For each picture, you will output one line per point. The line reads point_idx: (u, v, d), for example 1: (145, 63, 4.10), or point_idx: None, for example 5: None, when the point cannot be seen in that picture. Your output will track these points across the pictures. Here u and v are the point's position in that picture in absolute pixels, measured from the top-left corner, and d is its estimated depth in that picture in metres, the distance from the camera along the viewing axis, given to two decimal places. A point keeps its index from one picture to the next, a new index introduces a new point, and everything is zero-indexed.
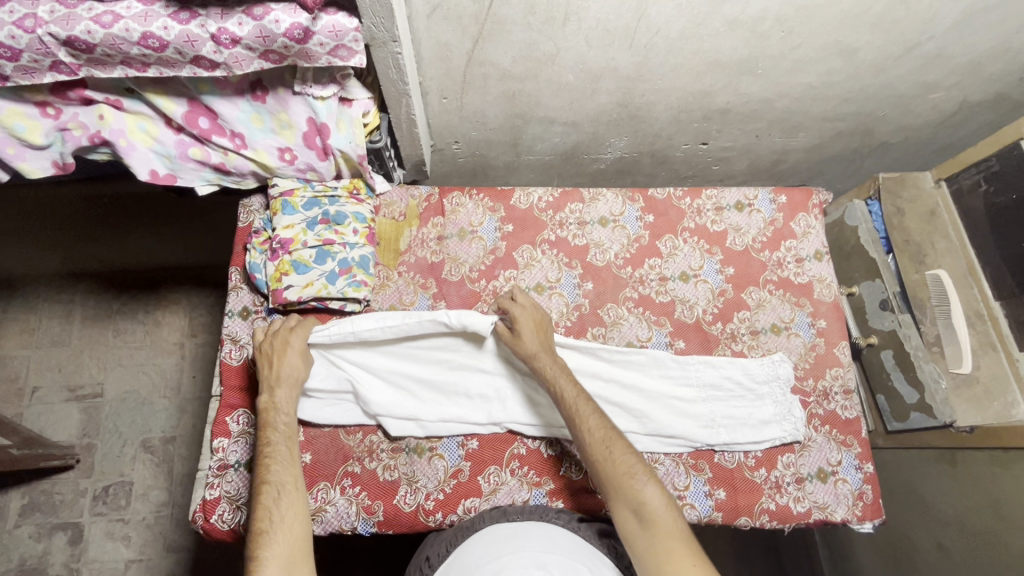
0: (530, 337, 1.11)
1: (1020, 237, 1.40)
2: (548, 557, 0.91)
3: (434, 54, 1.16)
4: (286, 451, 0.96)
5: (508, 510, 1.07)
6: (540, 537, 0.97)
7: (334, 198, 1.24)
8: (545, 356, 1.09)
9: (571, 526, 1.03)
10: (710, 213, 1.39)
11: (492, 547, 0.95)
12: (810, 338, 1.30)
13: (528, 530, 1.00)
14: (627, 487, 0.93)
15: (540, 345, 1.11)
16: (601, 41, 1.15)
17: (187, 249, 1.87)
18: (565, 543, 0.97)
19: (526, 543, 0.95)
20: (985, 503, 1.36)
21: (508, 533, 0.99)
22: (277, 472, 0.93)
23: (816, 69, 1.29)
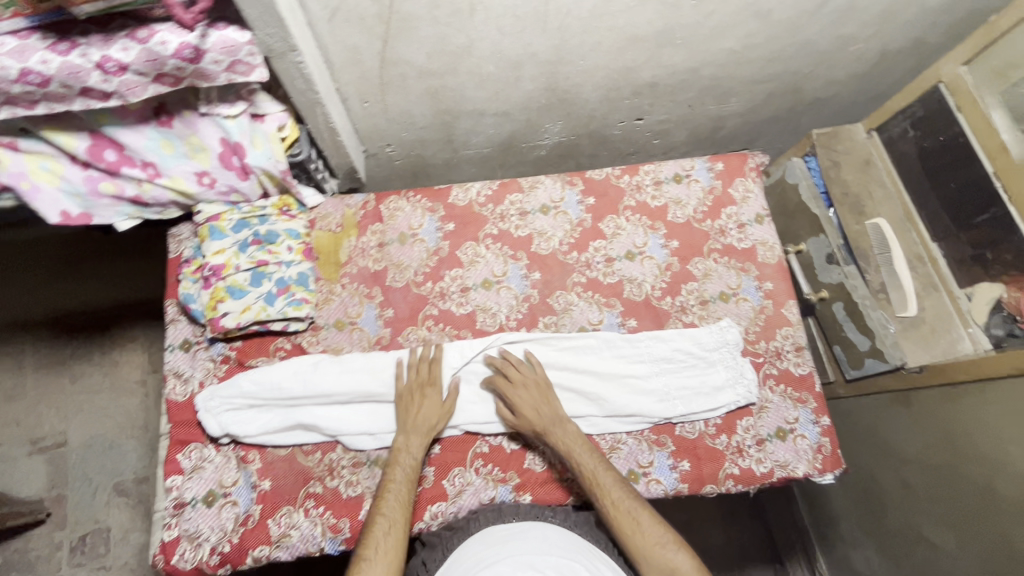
0: (529, 406, 1.12)
1: (953, 176, 1.42)
2: (544, 559, 0.91)
3: (345, 59, 1.12)
4: (401, 495, 1.02)
5: (504, 509, 1.07)
6: (537, 539, 0.97)
7: (264, 218, 1.20)
8: (555, 424, 1.11)
9: (567, 525, 1.04)
10: (650, 188, 1.39)
11: (486, 551, 0.94)
12: (758, 301, 1.31)
13: (524, 531, 1.00)
14: (655, 556, 0.96)
15: (552, 413, 1.12)
16: (513, 27, 1.13)
17: (140, 284, 1.82)
18: (563, 543, 0.97)
19: (521, 546, 0.94)
20: (940, 439, 1.40)
21: (505, 536, 0.98)
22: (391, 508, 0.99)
23: (734, 33, 1.30)
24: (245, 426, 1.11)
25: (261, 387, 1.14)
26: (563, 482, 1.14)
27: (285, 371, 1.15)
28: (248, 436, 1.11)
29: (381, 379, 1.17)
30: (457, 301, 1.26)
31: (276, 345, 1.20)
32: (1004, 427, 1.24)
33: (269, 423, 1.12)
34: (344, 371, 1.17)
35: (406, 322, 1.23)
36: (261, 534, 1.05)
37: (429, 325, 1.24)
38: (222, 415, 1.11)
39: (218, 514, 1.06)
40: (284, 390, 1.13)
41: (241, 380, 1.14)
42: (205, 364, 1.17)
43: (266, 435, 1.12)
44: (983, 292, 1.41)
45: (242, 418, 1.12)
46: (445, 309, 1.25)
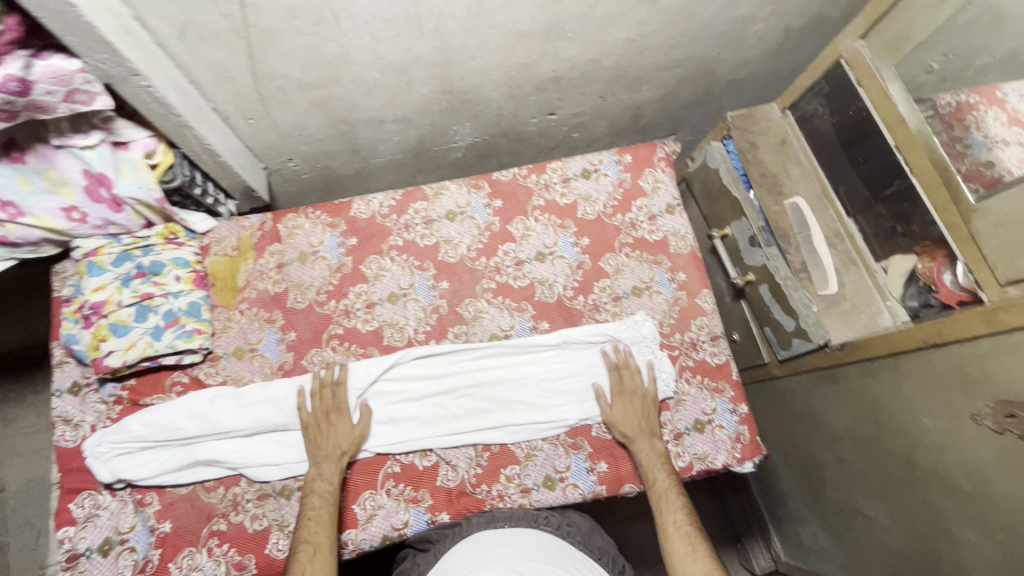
0: (625, 414, 1.16)
1: (863, 151, 1.42)
2: (529, 565, 0.96)
3: (213, 77, 1.07)
4: (322, 519, 0.99)
5: (496, 514, 1.08)
6: (528, 545, 1.01)
7: (148, 248, 1.14)
8: (638, 439, 1.13)
9: (559, 533, 1.07)
10: (558, 186, 1.36)
11: (476, 554, 0.98)
12: (671, 293, 1.30)
13: (515, 535, 1.03)
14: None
15: (639, 429, 1.14)
16: (387, 32, 1.09)
17: None
18: (552, 552, 1.01)
19: (512, 551, 0.99)
20: (866, 414, 1.40)
21: (495, 538, 1.02)
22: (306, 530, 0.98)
23: (626, 22, 1.27)
24: (141, 469, 1.07)
25: (155, 429, 1.09)
26: (478, 495, 1.12)
27: (180, 407, 1.11)
28: (142, 479, 1.07)
29: (282, 409, 1.12)
30: (363, 318, 1.22)
31: (172, 380, 1.15)
32: (919, 398, 1.24)
33: (164, 466, 1.08)
34: (242, 403, 1.12)
35: (310, 344, 1.20)
36: None
37: (334, 345, 1.20)
38: (113, 461, 1.07)
39: (115, 562, 1.02)
40: (178, 429, 1.09)
41: (132, 423, 1.09)
42: (97, 407, 1.12)
43: (164, 476, 1.08)
44: (898, 264, 1.42)
45: (135, 462, 1.07)
46: (350, 327, 1.21)
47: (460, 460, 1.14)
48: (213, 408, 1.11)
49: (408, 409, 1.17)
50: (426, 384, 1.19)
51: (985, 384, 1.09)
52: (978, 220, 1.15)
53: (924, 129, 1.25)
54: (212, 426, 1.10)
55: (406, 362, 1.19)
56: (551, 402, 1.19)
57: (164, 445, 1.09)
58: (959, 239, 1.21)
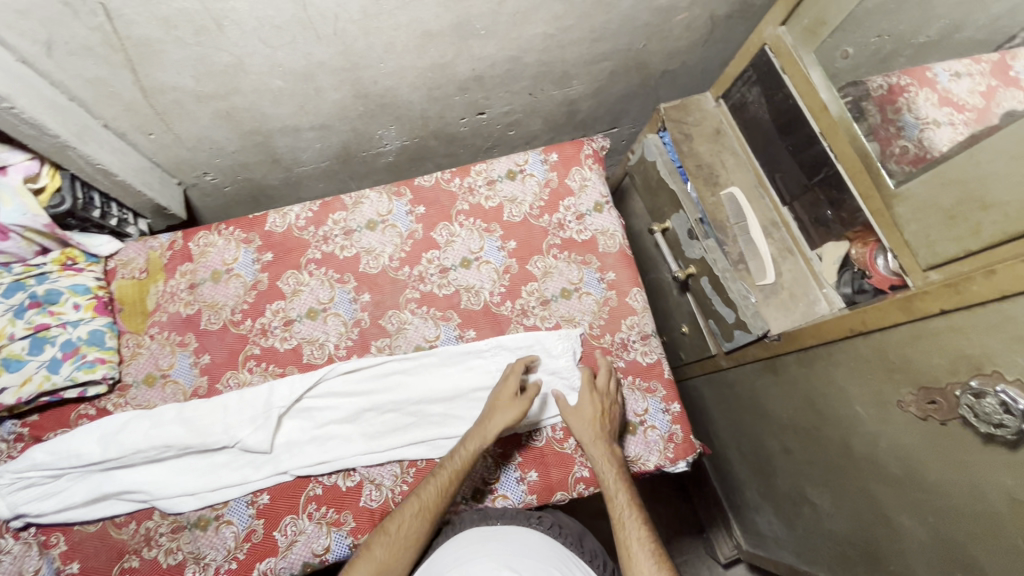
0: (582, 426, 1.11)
1: (791, 139, 1.40)
2: (521, 560, 0.91)
3: (96, 93, 1.02)
4: (443, 486, 1.02)
5: (489, 511, 1.08)
6: (517, 542, 0.97)
7: (43, 276, 1.09)
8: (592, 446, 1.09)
9: (551, 533, 1.05)
10: (483, 189, 1.32)
11: (465, 550, 0.95)
12: (601, 294, 1.27)
13: (506, 532, 1.01)
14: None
15: (592, 434, 1.10)
16: (281, 39, 1.04)
17: None
18: (543, 549, 0.98)
19: (502, 547, 0.95)
20: (804, 403, 1.40)
21: (485, 536, 0.99)
22: (426, 495, 1.01)
23: (541, 17, 1.23)
24: (44, 503, 1.01)
25: (59, 456, 1.03)
26: None
27: (87, 433, 1.05)
28: (44, 512, 1.00)
29: (198, 428, 1.08)
30: (281, 336, 1.18)
31: (78, 413, 1.09)
32: (849, 386, 1.24)
33: (69, 497, 1.01)
34: (155, 425, 1.07)
35: (225, 367, 1.15)
36: None
37: (251, 366, 1.16)
38: (13, 494, 1.01)
39: None
40: (85, 453, 1.03)
41: (35, 451, 1.03)
42: None
43: (68, 511, 1.01)
44: (832, 251, 1.41)
45: (38, 493, 1.01)
46: (267, 347, 1.17)
47: (384, 478, 1.11)
48: (123, 432, 1.06)
49: (324, 428, 1.13)
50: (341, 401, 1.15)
51: (907, 371, 1.09)
52: (899, 207, 1.14)
53: (845, 116, 1.24)
54: (119, 449, 1.04)
55: (320, 380, 1.14)
56: (473, 412, 1.16)
57: (70, 473, 1.03)
58: (883, 225, 1.19)
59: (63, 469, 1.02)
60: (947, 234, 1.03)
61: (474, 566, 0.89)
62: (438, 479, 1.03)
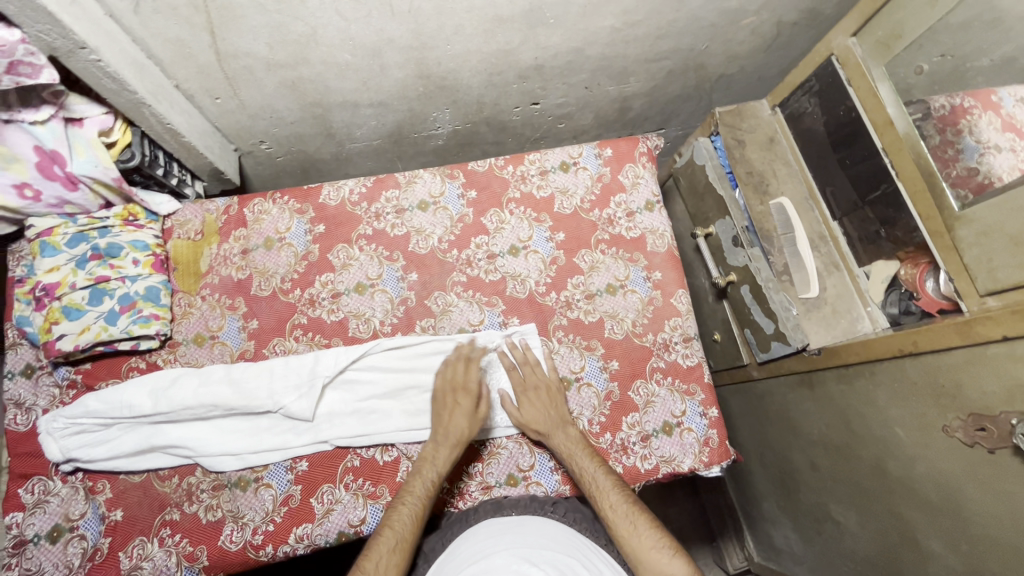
0: (537, 408, 1.12)
1: (849, 153, 1.38)
2: (540, 552, 0.90)
3: (173, 53, 1.03)
4: (411, 515, 0.97)
5: (503, 503, 1.08)
6: (536, 533, 0.96)
7: (105, 230, 1.11)
8: (555, 430, 1.10)
9: (567, 520, 1.04)
10: (536, 178, 1.32)
11: (483, 544, 0.94)
12: (646, 292, 1.27)
13: (523, 524, 1.00)
14: (654, 567, 0.92)
15: (554, 420, 1.11)
16: (357, 12, 1.04)
17: None
18: (561, 539, 0.96)
19: (520, 540, 0.94)
20: (838, 420, 1.38)
21: (504, 528, 0.98)
22: (395, 530, 0.94)
23: (610, 10, 1.22)
24: (94, 449, 1.04)
25: (111, 405, 1.06)
26: (440, 492, 1.11)
27: (140, 384, 1.07)
28: (94, 458, 1.03)
29: (244, 390, 1.10)
30: (328, 308, 1.19)
31: (128, 365, 1.12)
32: (892, 407, 1.22)
33: (119, 445, 1.04)
34: (203, 382, 1.09)
35: (273, 334, 1.17)
36: (110, 569, 1.00)
37: (297, 335, 1.17)
38: (65, 439, 1.04)
39: (64, 550, 1.00)
40: (136, 404, 1.06)
41: (88, 398, 1.06)
42: (50, 391, 1.09)
43: (117, 460, 1.05)
44: (881, 269, 1.41)
45: (88, 440, 1.04)
46: (314, 317, 1.19)
47: None
48: (169, 389, 1.07)
49: (364, 403, 1.13)
50: (381, 376, 1.16)
51: (957, 397, 1.08)
52: (961, 229, 1.12)
53: (912, 133, 1.22)
54: (169, 404, 1.06)
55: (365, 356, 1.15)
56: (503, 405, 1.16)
57: (119, 423, 1.06)
58: (941, 248, 1.18)
59: (114, 418, 1.05)
60: (1010, 260, 1.01)
61: (492, 559, 0.88)
62: (401, 509, 0.97)
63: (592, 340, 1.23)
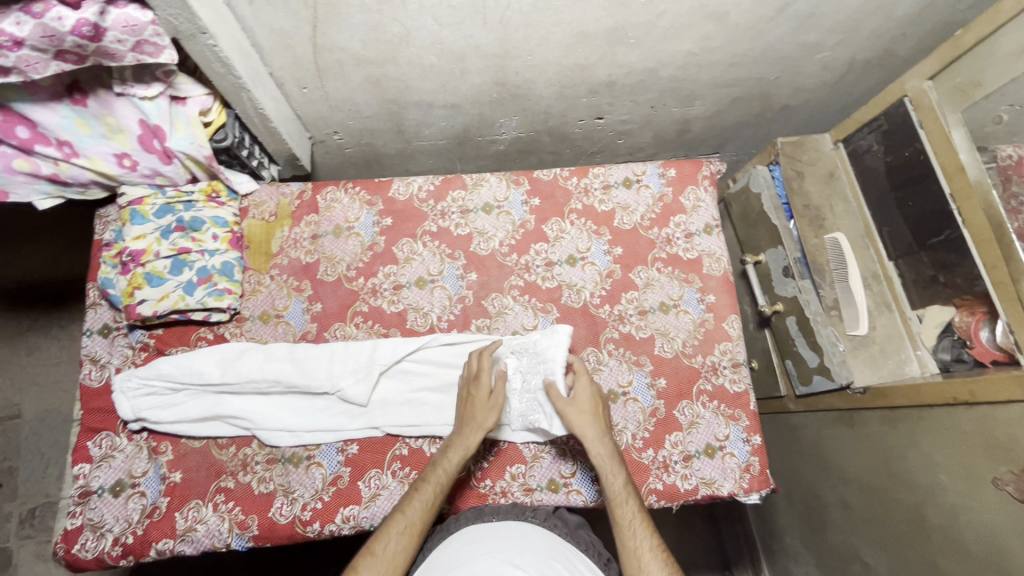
0: (578, 410, 1.06)
1: (914, 195, 1.38)
2: (521, 555, 0.90)
3: (274, 42, 1.08)
4: (427, 502, 0.96)
5: (485, 510, 1.07)
6: (516, 536, 0.97)
7: (190, 204, 1.17)
8: (594, 442, 1.03)
9: (548, 525, 1.04)
10: (598, 192, 1.35)
11: (466, 549, 0.93)
12: (699, 314, 1.28)
13: (503, 529, 1.00)
14: None
15: (593, 429, 1.04)
16: (451, 18, 1.09)
17: None
18: (541, 540, 0.97)
19: (501, 544, 0.94)
20: (878, 462, 1.36)
21: (483, 532, 0.99)
22: (412, 512, 0.93)
23: (691, 35, 1.24)
24: (162, 412, 1.09)
25: (182, 371, 1.11)
26: (482, 489, 1.13)
27: (210, 354, 1.13)
28: (161, 420, 1.08)
29: (305, 369, 1.14)
30: (389, 299, 1.23)
31: (197, 335, 1.17)
32: (936, 453, 1.21)
33: (186, 410, 1.10)
34: (268, 357, 1.14)
35: (334, 318, 1.21)
36: (166, 528, 1.04)
37: (358, 322, 1.21)
38: (136, 398, 1.09)
39: (124, 504, 1.05)
40: (205, 372, 1.11)
41: (161, 362, 1.11)
42: (123, 351, 1.14)
43: (182, 425, 1.10)
44: (935, 314, 1.39)
45: (157, 402, 1.09)
46: (375, 307, 1.22)
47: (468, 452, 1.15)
48: (236, 360, 1.13)
49: (416, 393, 1.17)
50: (435, 369, 1.19)
51: (1011, 450, 1.06)
52: None
53: (983, 181, 1.21)
54: (236, 375, 1.11)
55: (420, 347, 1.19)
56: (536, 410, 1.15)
57: (187, 388, 1.11)
58: (1004, 298, 1.17)
59: (183, 383, 1.10)
60: None
61: (477, 563, 0.88)
62: (420, 493, 0.96)
63: (642, 355, 1.24)
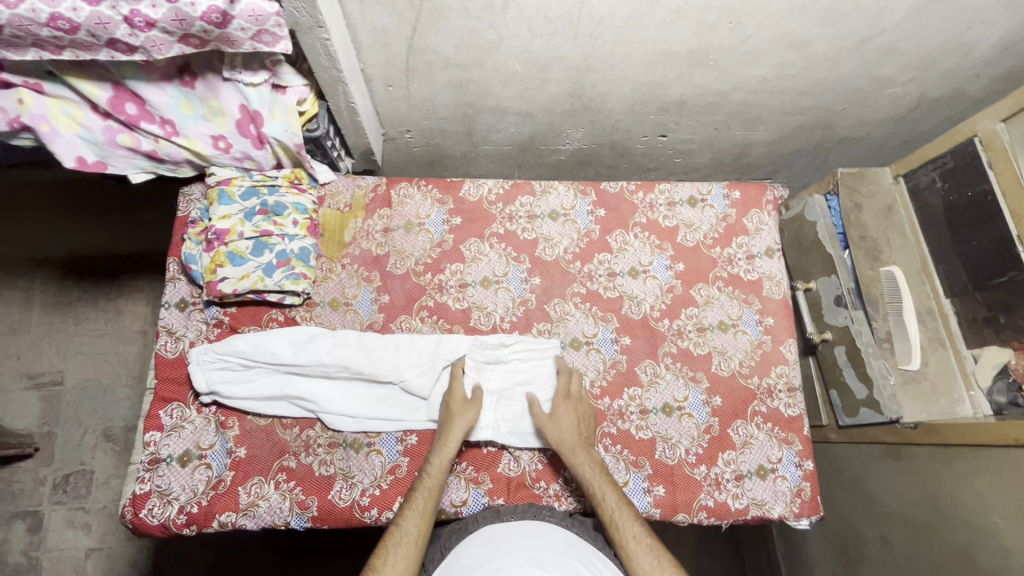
0: (567, 418, 1.12)
1: (976, 235, 1.37)
2: (543, 556, 0.92)
3: (372, 40, 1.12)
4: (424, 510, 0.99)
5: (503, 509, 1.07)
6: (537, 535, 0.98)
7: (274, 188, 1.21)
8: (576, 449, 1.08)
9: (565, 523, 1.04)
10: (663, 208, 1.37)
11: (487, 548, 0.95)
12: (757, 335, 1.30)
13: (522, 528, 1.01)
14: None
15: (576, 436, 1.10)
16: (544, 29, 1.12)
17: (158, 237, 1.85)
18: (562, 540, 0.99)
19: (523, 542, 0.96)
20: (925, 499, 1.35)
21: (504, 530, 1.00)
22: (408, 521, 0.97)
23: (769, 61, 1.27)
24: (234, 387, 1.12)
25: (256, 349, 1.14)
26: (536, 489, 1.14)
27: (284, 334, 1.16)
28: (233, 394, 1.11)
29: (372, 357, 1.16)
30: (454, 296, 1.26)
31: (270, 316, 1.21)
32: (992, 495, 1.20)
33: (256, 388, 1.12)
34: (337, 343, 1.16)
35: (401, 310, 1.24)
36: (230, 501, 1.06)
37: (423, 316, 1.24)
38: (210, 372, 1.12)
39: (191, 475, 1.08)
40: (277, 352, 1.13)
41: (237, 339, 1.14)
42: (199, 326, 1.18)
43: (250, 401, 1.13)
44: (990, 355, 1.39)
45: (230, 377, 1.12)
46: (440, 302, 1.25)
47: (524, 453, 1.16)
48: (305, 344, 1.15)
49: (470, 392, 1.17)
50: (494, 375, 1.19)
51: None
52: None
53: None
54: (307, 357, 1.13)
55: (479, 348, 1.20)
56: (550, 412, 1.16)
57: (259, 366, 1.13)
58: None
59: (255, 360, 1.13)
60: None
61: (499, 563, 0.90)
62: (413, 503, 1.00)
63: (699, 372, 1.26)
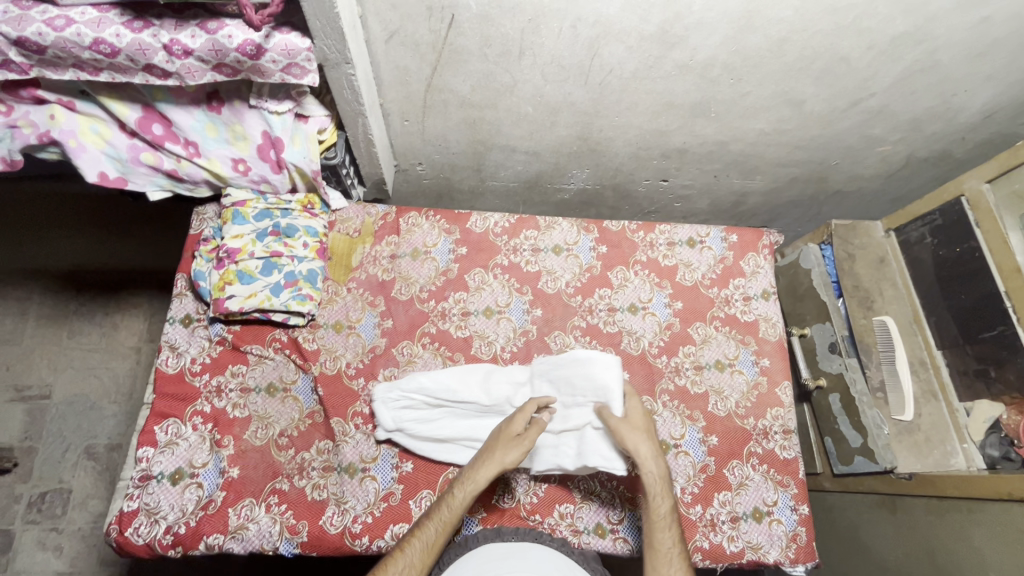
0: (643, 427, 1.07)
1: (965, 288, 1.40)
2: None
3: (394, 78, 1.18)
4: (430, 542, 0.94)
5: (501, 529, 1.08)
6: (535, 558, 0.98)
7: (287, 212, 1.25)
8: (649, 460, 1.03)
9: (565, 550, 1.04)
10: (663, 248, 1.42)
11: (487, 566, 0.94)
12: (752, 376, 1.33)
13: (522, 549, 1.00)
14: None
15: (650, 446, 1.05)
16: (557, 76, 1.19)
17: (164, 254, 1.88)
18: (559, 565, 0.98)
19: (522, 564, 0.95)
20: (920, 550, 1.34)
21: (505, 551, 0.99)
22: (413, 550, 0.93)
23: (767, 116, 1.34)
24: (411, 421, 1.15)
25: (440, 387, 1.17)
26: (530, 522, 1.13)
27: (465, 374, 1.19)
28: (420, 433, 1.14)
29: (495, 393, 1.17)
30: (457, 323, 1.29)
31: (272, 336, 1.22)
32: (989, 551, 1.19)
33: (440, 427, 1.15)
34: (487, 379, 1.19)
35: (404, 335, 1.26)
36: (219, 522, 1.05)
37: (425, 342, 1.26)
38: (396, 411, 1.15)
39: (181, 493, 1.06)
40: (452, 387, 1.17)
41: (420, 376, 1.18)
42: (201, 342, 1.20)
43: (400, 434, 1.15)
44: (982, 409, 1.37)
45: (416, 416, 1.15)
46: (442, 330, 1.28)
47: (519, 484, 1.16)
48: (445, 380, 1.18)
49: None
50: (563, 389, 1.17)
51: None
52: None
53: None
54: (487, 395, 1.17)
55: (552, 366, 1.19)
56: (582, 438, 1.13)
57: (439, 403, 1.17)
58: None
59: (434, 396, 1.17)
60: None
61: None
62: (426, 532, 0.95)
63: (696, 411, 1.27)
